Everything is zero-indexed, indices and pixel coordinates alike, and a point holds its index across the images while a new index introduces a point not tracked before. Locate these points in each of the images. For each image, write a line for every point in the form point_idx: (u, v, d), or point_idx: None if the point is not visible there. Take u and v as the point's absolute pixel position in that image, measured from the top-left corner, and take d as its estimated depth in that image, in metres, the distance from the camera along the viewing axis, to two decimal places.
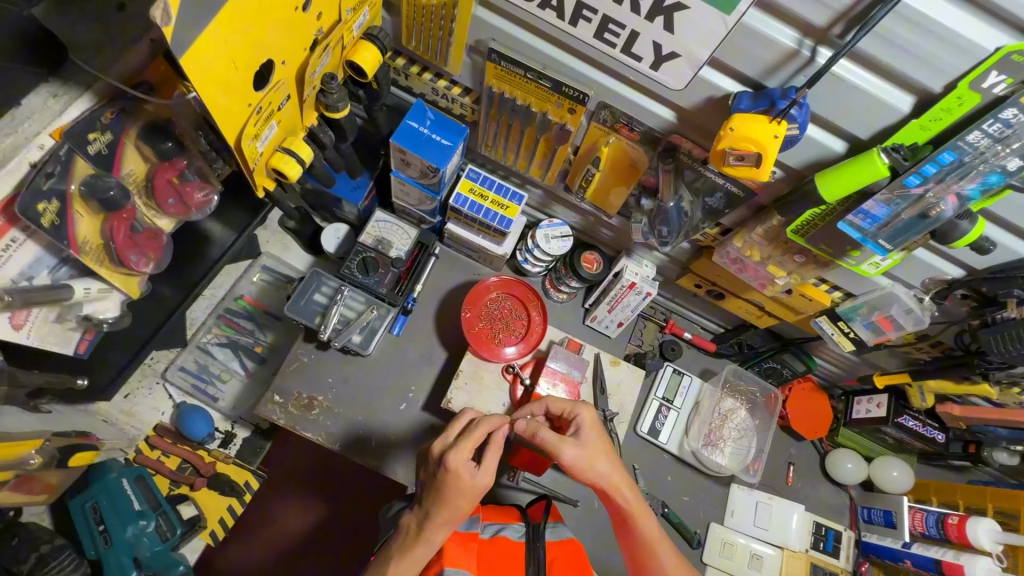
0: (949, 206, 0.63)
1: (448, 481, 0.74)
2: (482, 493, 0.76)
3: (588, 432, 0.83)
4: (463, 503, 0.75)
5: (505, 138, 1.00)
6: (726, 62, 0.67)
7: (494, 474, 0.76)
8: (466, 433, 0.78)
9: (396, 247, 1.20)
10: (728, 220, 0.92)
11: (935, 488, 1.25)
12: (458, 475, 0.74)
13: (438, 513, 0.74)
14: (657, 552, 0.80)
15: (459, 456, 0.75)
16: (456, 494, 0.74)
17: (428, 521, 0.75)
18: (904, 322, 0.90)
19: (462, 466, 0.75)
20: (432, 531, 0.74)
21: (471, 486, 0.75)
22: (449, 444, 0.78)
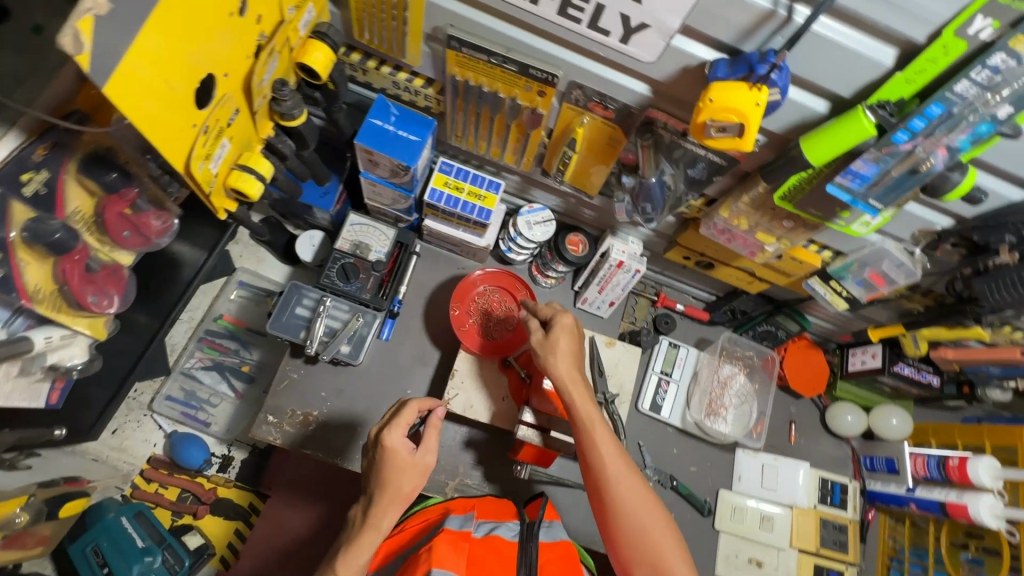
0: (939, 159, 0.61)
1: (385, 460, 0.81)
2: (421, 473, 0.82)
3: (562, 331, 0.91)
4: (406, 483, 0.81)
5: (474, 126, 0.96)
6: (699, 29, 0.63)
7: (431, 453, 0.84)
8: (399, 411, 0.85)
9: (375, 250, 1.17)
10: (712, 190, 0.90)
11: (933, 430, 1.28)
12: (395, 452, 0.81)
13: (381, 496, 0.80)
14: (596, 441, 0.82)
15: (395, 435, 0.82)
16: (395, 473, 0.80)
17: (374, 508, 0.79)
18: (897, 277, 0.89)
19: (399, 445, 0.81)
20: (377, 517, 0.79)
21: (409, 462, 0.81)
22: (386, 423, 0.84)
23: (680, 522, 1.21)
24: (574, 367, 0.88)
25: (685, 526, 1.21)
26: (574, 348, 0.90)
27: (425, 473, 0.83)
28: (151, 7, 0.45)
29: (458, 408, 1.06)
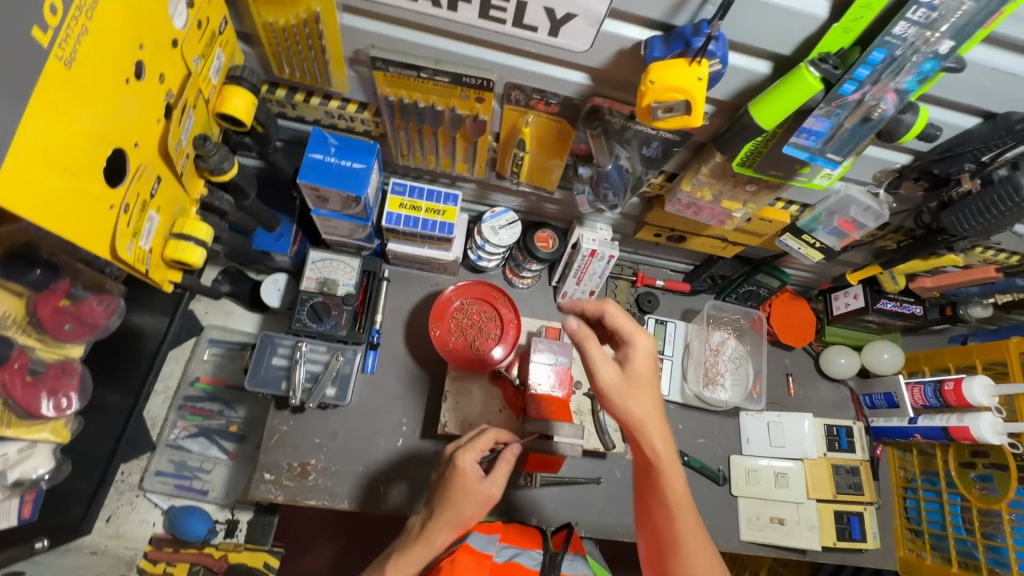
0: (889, 104, 0.60)
1: (454, 480, 0.80)
2: (485, 502, 0.79)
3: (639, 363, 0.78)
4: (468, 508, 0.78)
5: (417, 142, 0.92)
6: (626, 10, 0.61)
7: (498, 485, 0.80)
8: (477, 434, 0.86)
9: (343, 283, 1.12)
10: (671, 166, 0.88)
11: (925, 357, 1.29)
12: (464, 473, 0.80)
13: (441, 514, 0.78)
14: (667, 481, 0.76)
15: (469, 456, 0.82)
16: (460, 495, 0.79)
17: (433, 522, 0.78)
18: (865, 221, 0.89)
19: (469, 467, 0.80)
20: (434, 533, 0.78)
21: (477, 489, 0.79)
22: (462, 444, 0.85)
23: (697, 496, 1.21)
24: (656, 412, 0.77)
25: (703, 498, 1.22)
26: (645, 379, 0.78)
27: (488, 504, 0.80)
28: (24, 98, 0.40)
29: (458, 429, 1.05)
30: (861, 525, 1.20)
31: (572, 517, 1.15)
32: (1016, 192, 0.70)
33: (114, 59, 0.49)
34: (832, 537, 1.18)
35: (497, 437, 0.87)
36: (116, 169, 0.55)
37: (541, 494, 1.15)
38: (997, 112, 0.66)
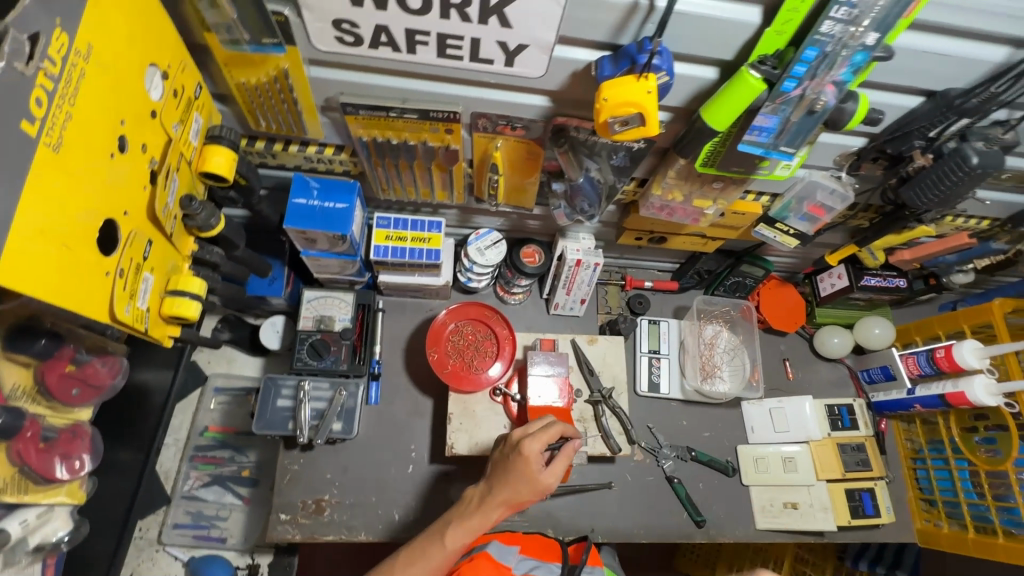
0: (829, 96, 0.63)
1: (518, 464, 0.86)
2: (540, 489, 0.87)
3: None
4: (524, 491, 0.87)
5: (396, 177, 0.96)
6: (574, 35, 0.65)
7: (555, 477, 0.88)
8: (543, 426, 0.91)
9: (339, 319, 1.15)
10: (640, 172, 0.92)
11: (915, 328, 1.31)
12: (528, 462, 0.86)
13: (500, 491, 0.87)
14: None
15: (534, 446, 0.87)
16: (520, 480, 0.86)
17: (491, 498, 0.87)
18: (833, 204, 0.92)
19: (534, 456, 0.86)
20: (491, 507, 0.87)
21: (537, 478, 0.87)
22: (529, 432, 0.90)
23: (709, 490, 1.23)
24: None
25: (715, 491, 1.23)
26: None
27: (542, 491, 0.88)
28: (17, 184, 0.44)
29: (465, 449, 1.07)
30: (873, 500, 1.21)
31: (588, 524, 1.17)
32: (964, 163, 0.73)
33: (98, 137, 0.53)
34: (846, 516, 1.19)
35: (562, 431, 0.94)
36: (108, 238, 0.59)
37: (555, 504, 1.17)
38: (936, 90, 0.70)
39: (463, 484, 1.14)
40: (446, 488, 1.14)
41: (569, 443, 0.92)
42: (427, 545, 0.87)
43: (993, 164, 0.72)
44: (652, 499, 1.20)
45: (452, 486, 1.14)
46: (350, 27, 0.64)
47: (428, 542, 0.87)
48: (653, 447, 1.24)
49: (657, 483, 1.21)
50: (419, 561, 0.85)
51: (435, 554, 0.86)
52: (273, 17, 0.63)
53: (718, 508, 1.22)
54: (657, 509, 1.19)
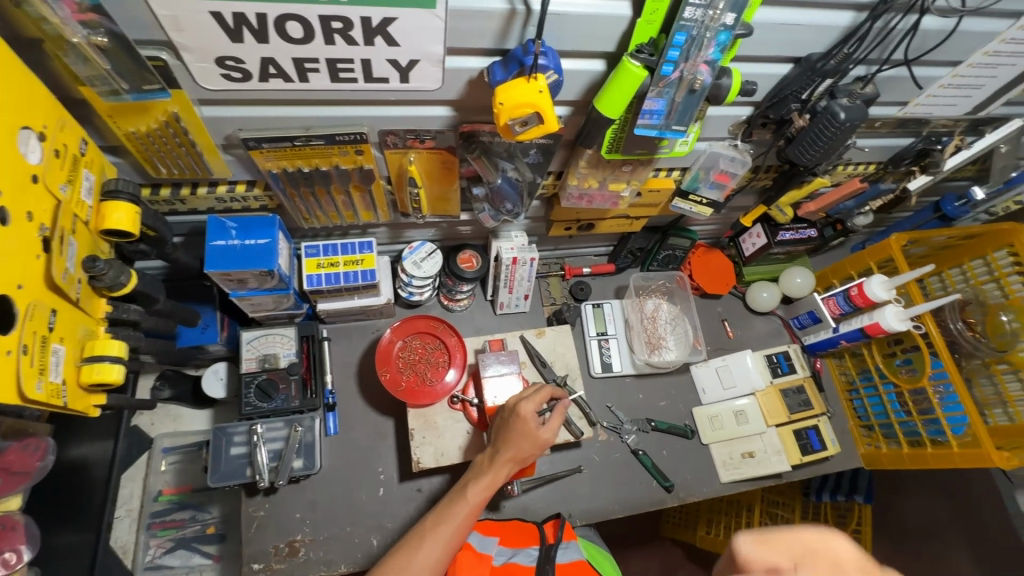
0: (705, 74, 0.67)
1: (516, 424, 0.90)
2: (541, 445, 0.91)
3: None
4: (527, 448, 0.90)
5: (316, 204, 0.95)
6: (460, 46, 0.67)
7: (552, 432, 0.92)
8: (535, 389, 0.95)
9: (284, 355, 1.13)
10: (555, 166, 0.95)
11: (832, 272, 1.42)
12: (526, 421, 0.89)
13: (505, 449, 0.90)
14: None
15: (530, 406, 0.91)
16: (521, 438, 0.90)
17: (498, 456, 0.91)
18: (735, 170, 0.99)
19: (530, 415, 0.90)
20: (499, 465, 0.91)
21: (535, 433, 0.90)
22: (523, 395, 0.94)
23: (672, 455, 1.29)
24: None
25: (679, 456, 1.29)
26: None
27: (543, 446, 0.92)
28: None
29: (432, 461, 1.07)
30: (819, 436, 1.29)
31: (565, 510, 1.20)
32: (834, 120, 0.80)
33: None
34: (798, 455, 1.27)
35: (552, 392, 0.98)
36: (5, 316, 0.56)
37: (531, 497, 1.19)
38: (801, 56, 0.76)
39: (436, 496, 1.14)
40: (420, 504, 1.14)
41: (558, 404, 0.97)
42: (450, 507, 0.90)
43: (858, 117, 0.80)
44: (622, 473, 1.25)
45: (426, 500, 1.14)
46: (235, 63, 0.63)
47: (451, 503, 0.91)
48: (615, 424, 1.28)
49: (624, 458, 1.26)
50: (446, 520, 0.88)
51: (460, 510, 0.89)
52: (150, 62, 0.61)
53: (684, 471, 1.28)
54: (628, 481, 1.24)
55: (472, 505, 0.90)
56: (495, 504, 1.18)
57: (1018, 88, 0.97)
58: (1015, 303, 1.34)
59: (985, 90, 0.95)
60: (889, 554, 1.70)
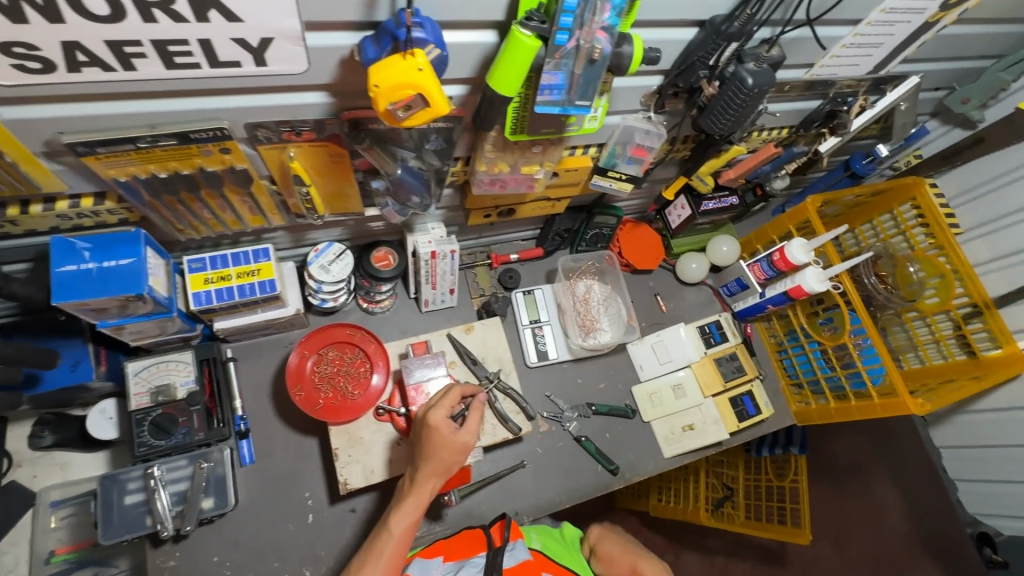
0: (603, 42, 0.61)
1: (428, 436, 0.84)
2: (461, 451, 0.85)
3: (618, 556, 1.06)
4: (446, 458, 0.84)
5: (188, 212, 0.82)
6: (321, 19, 0.56)
7: (472, 433, 0.85)
8: (444, 392, 0.88)
9: (181, 384, 1.01)
10: (461, 151, 0.87)
11: (755, 237, 1.43)
12: (436, 431, 0.82)
13: (424, 466, 0.85)
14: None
15: (439, 414, 0.84)
16: (438, 450, 0.84)
17: (418, 475, 0.85)
18: (651, 144, 0.95)
19: (440, 423, 0.84)
20: (420, 484, 0.85)
21: (452, 440, 0.83)
22: (431, 402, 0.87)
23: (615, 437, 1.27)
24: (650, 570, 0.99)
25: (621, 438, 1.27)
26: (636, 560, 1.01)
27: (465, 450, 0.85)
28: None
29: (361, 480, 0.99)
30: (753, 401, 1.31)
31: (511, 508, 1.16)
32: (742, 86, 0.76)
33: None
34: (734, 422, 1.28)
35: (462, 391, 0.91)
36: None
37: (475, 499, 1.15)
38: (704, 19, 0.72)
39: (371, 515, 1.06)
40: (354, 526, 1.06)
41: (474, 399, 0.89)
42: (375, 542, 0.85)
43: (766, 82, 0.76)
44: (566, 462, 1.22)
45: (360, 520, 1.06)
46: (28, 50, 0.51)
47: (376, 537, 0.85)
48: (555, 413, 1.25)
49: (567, 447, 1.23)
50: (372, 558, 0.82)
51: (385, 543, 0.83)
52: None
53: (627, 452, 1.26)
54: (573, 471, 1.22)
55: (399, 533, 0.84)
56: (437, 514, 1.12)
57: (914, 44, 0.97)
58: (920, 254, 1.41)
59: (884, 48, 0.96)
60: (829, 495, 1.85)
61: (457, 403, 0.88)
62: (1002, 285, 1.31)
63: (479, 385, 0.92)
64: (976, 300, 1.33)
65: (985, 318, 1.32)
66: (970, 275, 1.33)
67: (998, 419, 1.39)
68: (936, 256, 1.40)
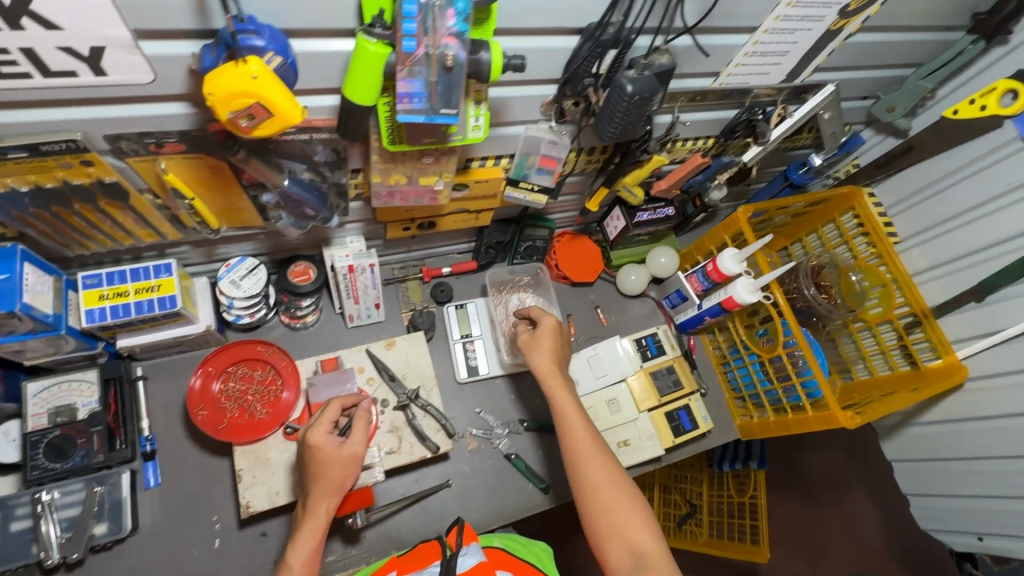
0: (455, 48, 0.60)
1: (311, 458, 0.83)
2: (351, 463, 0.85)
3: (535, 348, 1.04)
4: (336, 474, 0.83)
5: (70, 228, 0.80)
6: (152, 27, 0.55)
7: (360, 443, 0.86)
8: (322, 410, 0.88)
9: (82, 404, 0.98)
10: (356, 162, 0.85)
11: (695, 248, 1.40)
12: (318, 449, 0.82)
13: (314, 488, 0.83)
14: (567, 422, 0.93)
15: (319, 432, 0.84)
16: (325, 467, 0.83)
17: (310, 500, 0.83)
18: (559, 154, 0.94)
19: (322, 440, 0.83)
20: (313, 507, 0.83)
21: (338, 454, 0.83)
22: (311, 422, 0.87)
23: (548, 454, 1.23)
24: (553, 364, 1.01)
25: (554, 455, 1.23)
26: (555, 351, 1.04)
27: (356, 463, 0.85)
28: None
29: (265, 503, 0.96)
30: (689, 416, 1.27)
31: (434, 529, 1.12)
32: (622, 94, 0.74)
33: None
34: (670, 438, 1.25)
35: (342, 405, 0.91)
36: None
37: (395, 521, 1.11)
38: (580, 27, 0.71)
39: (281, 540, 1.02)
40: (262, 551, 1.02)
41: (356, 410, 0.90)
42: None
43: (647, 89, 0.74)
44: (494, 481, 1.18)
45: (269, 546, 1.02)
46: None
47: None
48: (484, 429, 1.22)
49: (496, 465, 1.20)
50: None
51: None
52: None
53: (562, 470, 1.22)
54: (500, 490, 1.18)
55: (300, 566, 0.79)
56: (354, 537, 1.08)
57: (822, 52, 0.97)
58: (862, 264, 1.38)
59: (791, 56, 0.95)
60: (801, 509, 1.81)
61: (338, 417, 0.89)
62: (939, 294, 1.29)
63: (359, 395, 0.94)
64: (916, 309, 1.31)
65: (925, 328, 1.30)
66: (909, 284, 1.31)
67: (944, 432, 1.36)
68: (877, 265, 1.38)
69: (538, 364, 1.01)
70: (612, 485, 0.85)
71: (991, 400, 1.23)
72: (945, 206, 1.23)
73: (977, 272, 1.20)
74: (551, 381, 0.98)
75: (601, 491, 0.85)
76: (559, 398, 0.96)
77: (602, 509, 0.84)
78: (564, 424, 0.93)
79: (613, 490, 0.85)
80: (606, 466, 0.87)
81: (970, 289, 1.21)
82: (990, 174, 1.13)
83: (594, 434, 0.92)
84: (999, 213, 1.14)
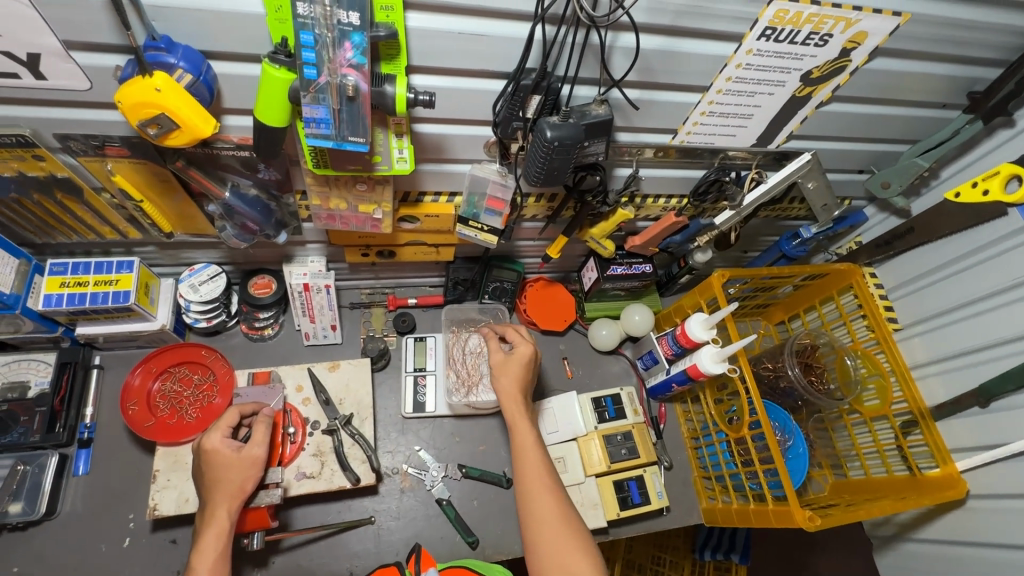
0: (355, 78, 0.62)
1: (209, 463, 0.84)
2: (253, 463, 0.86)
3: (510, 373, 1.00)
4: (237, 476, 0.84)
5: (31, 216, 0.86)
6: (82, 40, 0.60)
7: (259, 444, 0.87)
8: (221, 417, 0.89)
9: (35, 383, 1.03)
10: (298, 184, 0.89)
11: (673, 310, 1.31)
12: (215, 451, 0.84)
13: (215, 493, 0.83)
14: (525, 454, 0.92)
15: (215, 436, 0.86)
16: (225, 467, 0.84)
17: (209, 507, 0.82)
18: (506, 196, 0.94)
19: (218, 444, 0.85)
20: (215, 512, 0.81)
21: (236, 455, 0.85)
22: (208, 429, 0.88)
23: (483, 507, 1.16)
24: (519, 393, 0.98)
25: (489, 508, 1.16)
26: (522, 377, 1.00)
27: (259, 464, 0.87)
28: None
29: (172, 508, 0.95)
30: (640, 488, 1.18)
31: (346, 567, 1.07)
32: (542, 139, 0.74)
33: None
34: (615, 510, 1.15)
35: (241, 412, 0.93)
36: None
37: (308, 551, 1.07)
38: (504, 72, 0.72)
39: (188, 549, 1.01)
40: (166, 558, 1.01)
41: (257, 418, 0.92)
42: None
43: (570, 137, 0.73)
44: (418, 524, 1.12)
45: (173, 553, 1.01)
46: None
47: None
48: (420, 468, 1.17)
49: (425, 509, 1.14)
50: None
51: None
52: None
53: (495, 525, 1.14)
54: (424, 536, 1.12)
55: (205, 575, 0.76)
56: (262, 560, 1.05)
57: (794, 119, 0.93)
58: (859, 348, 1.25)
59: (757, 120, 0.92)
60: None
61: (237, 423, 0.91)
62: (939, 392, 1.15)
63: (257, 404, 0.96)
64: (913, 408, 1.16)
65: (922, 430, 1.15)
66: (907, 377, 1.18)
67: (943, 555, 1.18)
68: (875, 352, 1.25)
69: (506, 391, 0.98)
70: (564, 520, 0.84)
71: (996, 526, 1.06)
72: (948, 296, 1.12)
73: (978, 372, 1.07)
74: (512, 411, 0.97)
75: (552, 523, 0.84)
76: (520, 429, 0.95)
77: (548, 539, 0.83)
78: (521, 457, 0.92)
79: (566, 522, 0.84)
80: (558, 501, 0.87)
81: (971, 391, 1.08)
82: (994, 265, 1.02)
83: (548, 467, 0.91)
84: (1003, 309, 1.02)
